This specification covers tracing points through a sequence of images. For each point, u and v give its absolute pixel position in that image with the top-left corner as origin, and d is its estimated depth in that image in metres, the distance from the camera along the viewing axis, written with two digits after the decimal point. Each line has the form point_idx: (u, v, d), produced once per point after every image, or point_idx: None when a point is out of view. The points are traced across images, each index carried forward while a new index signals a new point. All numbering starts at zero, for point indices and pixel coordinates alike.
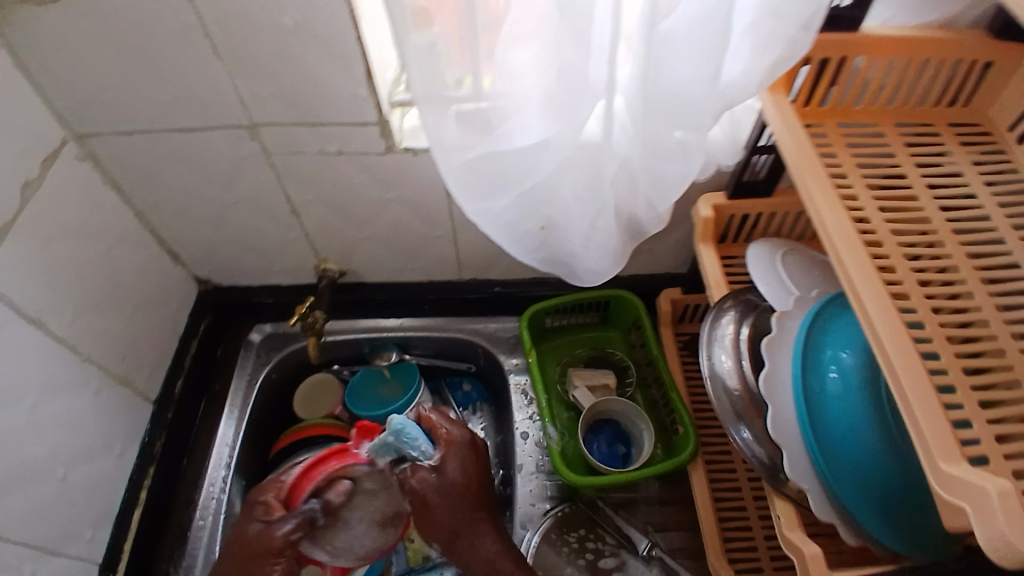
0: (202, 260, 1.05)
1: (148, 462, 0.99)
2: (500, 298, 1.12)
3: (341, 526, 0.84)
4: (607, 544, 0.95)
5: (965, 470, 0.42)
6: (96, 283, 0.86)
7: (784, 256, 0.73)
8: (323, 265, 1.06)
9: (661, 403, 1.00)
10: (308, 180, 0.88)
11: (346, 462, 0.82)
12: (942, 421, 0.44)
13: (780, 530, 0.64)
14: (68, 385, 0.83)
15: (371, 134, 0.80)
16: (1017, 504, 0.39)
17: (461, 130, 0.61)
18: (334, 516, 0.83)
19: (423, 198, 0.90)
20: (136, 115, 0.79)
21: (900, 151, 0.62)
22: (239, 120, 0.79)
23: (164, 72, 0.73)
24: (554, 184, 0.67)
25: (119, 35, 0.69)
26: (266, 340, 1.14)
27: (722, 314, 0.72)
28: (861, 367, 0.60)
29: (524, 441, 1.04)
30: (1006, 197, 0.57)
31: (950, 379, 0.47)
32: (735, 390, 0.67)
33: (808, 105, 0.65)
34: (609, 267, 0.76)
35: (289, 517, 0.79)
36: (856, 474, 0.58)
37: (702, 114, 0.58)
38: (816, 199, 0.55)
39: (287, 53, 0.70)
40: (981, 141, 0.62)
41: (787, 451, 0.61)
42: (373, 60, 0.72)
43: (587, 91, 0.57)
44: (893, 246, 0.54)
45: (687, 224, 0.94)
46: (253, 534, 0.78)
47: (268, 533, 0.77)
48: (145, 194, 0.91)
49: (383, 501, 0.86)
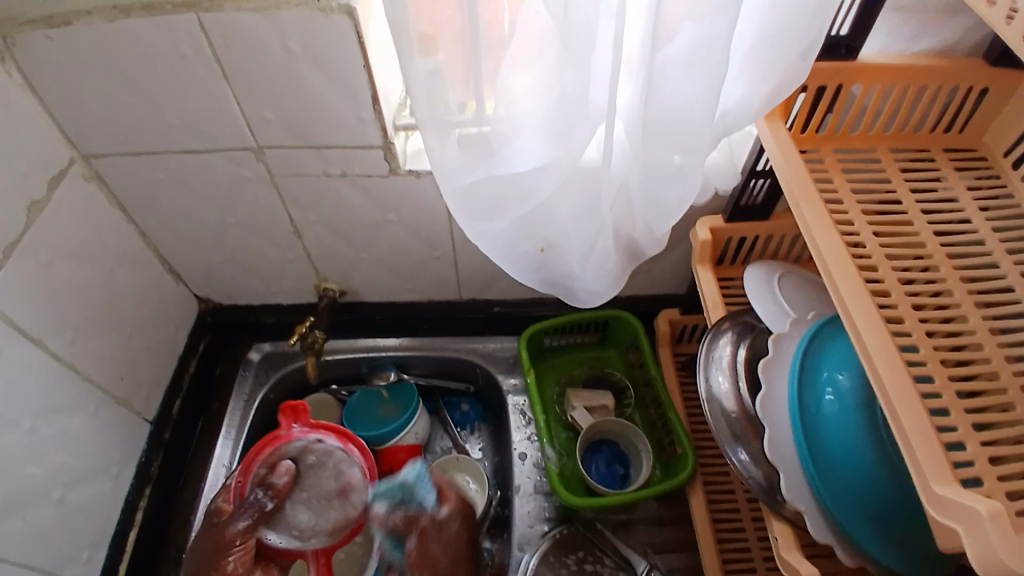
0: (203, 279, 1.06)
1: (144, 483, 0.98)
2: (499, 318, 1.12)
3: (298, 506, 0.81)
4: (605, 566, 0.95)
5: (958, 491, 0.42)
6: (96, 302, 0.87)
7: (781, 278, 0.74)
8: (323, 284, 1.06)
9: (659, 424, 1.00)
10: (310, 201, 0.89)
11: (278, 445, 0.85)
12: (937, 444, 0.44)
13: (778, 552, 0.64)
14: (66, 404, 0.82)
15: (375, 157, 0.82)
16: (1008, 525, 0.39)
17: (463, 155, 0.63)
18: (285, 499, 0.81)
19: (424, 220, 0.92)
20: (142, 136, 0.80)
21: (893, 176, 0.63)
22: (245, 142, 0.81)
23: (173, 95, 0.74)
24: (553, 205, 0.68)
25: (130, 59, 0.70)
26: (265, 359, 1.14)
27: (719, 335, 0.73)
28: (858, 388, 0.60)
29: (523, 461, 1.04)
30: (1000, 223, 0.59)
31: (943, 401, 0.48)
32: (732, 411, 0.68)
33: (806, 131, 0.66)
34: (608, 288, 0.76)
35: (238, 511, 0.78)
36: (855, 494, 0.58)
37: (699, 139, 0.59)
38: (812, 224, 0.56)
39: (294, 78, 0.72)
40: (975, 167, 0.64)
41: (785, 473, 0.61)
42: (378, 85, 0.73)
43: (587, 115, 0.59)
44: (887, 270, 0.55)
45: (684, 245, 0.96)
46: (206, 536, 0.77)
47: (220, 528, 0.76)
48: (148, 214, 0.92)
49: (331, 471, 0.85)
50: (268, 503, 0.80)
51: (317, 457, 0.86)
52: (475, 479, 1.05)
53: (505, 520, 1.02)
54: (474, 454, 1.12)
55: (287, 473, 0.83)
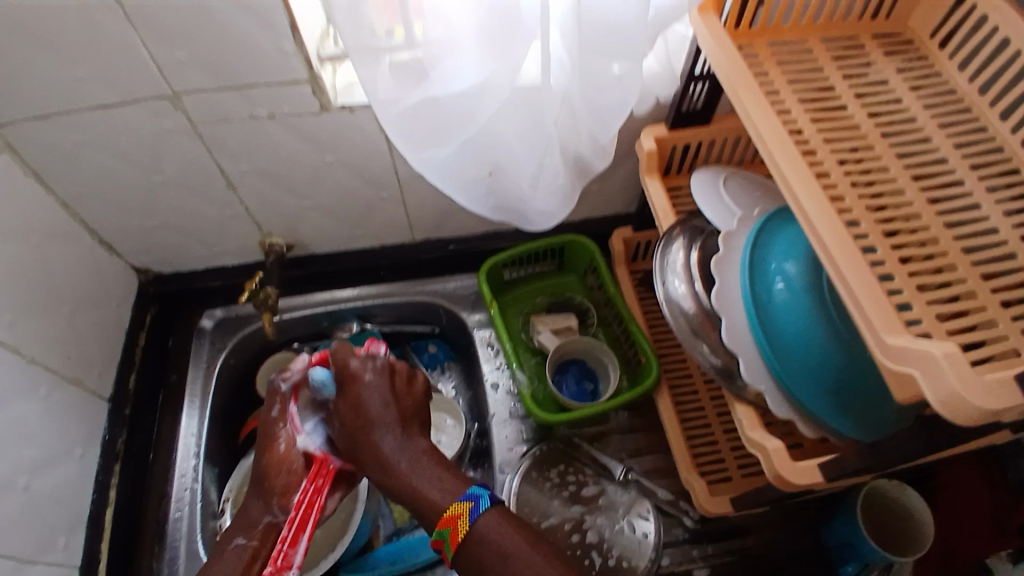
0: (139, 249, 1.00)
1: (113, 460, 0.95)
2: (455, 256, 1.12)
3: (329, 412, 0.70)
4: (587, 475, 0.99)
5: (909, 340, 0.45)
6: (28, 282, 0.81)
7: (726, 180, 0.76)
8: (268, 240, 1.03)
9: (622, 337, 1.03)
10: (238, 151, 0.85)
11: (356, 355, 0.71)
12: (886, 303, 0.47)
13: (744, 434, 0.67)
14: (16, 387, 0.78)
15: (304, 93, 0.78)
16: (962, 364, 0.42)
17: (397, 80, 0.61)
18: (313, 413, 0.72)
19: (364, 160, 0.89)
20: (46, 97, 0.73)
21: (827, 64, 0.64)
22: (161, 90, 0.75)
23: (73, 47, 0.68)
24: (496, 126, 0.66)
25: (19, 4, 0.63)
26: (219, 325, 1.11)
27: (672, 241, 0.75)
28: (804, 274, 0.63)
29: (496, 390, 1.06)
30: (930, 100, 0.61)
31: (888, 269, 0.50)
32: (690, 309, 0.70)
33: (740, 27, 0.66)
34: (559, 208, 0.77)
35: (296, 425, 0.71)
36: (809, 371, 0.62)
37: (633, 42, 0.59)
38: (753, 111, 0.57)
39: (202, 11, 0.67)
40: (905, 49, 0.66)
41: (744, 359, 0.65)
42: (297, 14, 0.69)
43: (521, 26, 0.57)
44: (826, 153, 0.57)
45: (630, 161, 0.97)
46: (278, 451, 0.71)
47: (269, 434, 0.72)
48: (69, 182, 0.85)
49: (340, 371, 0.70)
50: (282, 385, 0.73)
51: (379, 383, 0.68)
52: (452, 416, 1.05)
53: (485, 449, 1.05)
54: (448, 393, 1.13)
55: (393, 405, 0.67)
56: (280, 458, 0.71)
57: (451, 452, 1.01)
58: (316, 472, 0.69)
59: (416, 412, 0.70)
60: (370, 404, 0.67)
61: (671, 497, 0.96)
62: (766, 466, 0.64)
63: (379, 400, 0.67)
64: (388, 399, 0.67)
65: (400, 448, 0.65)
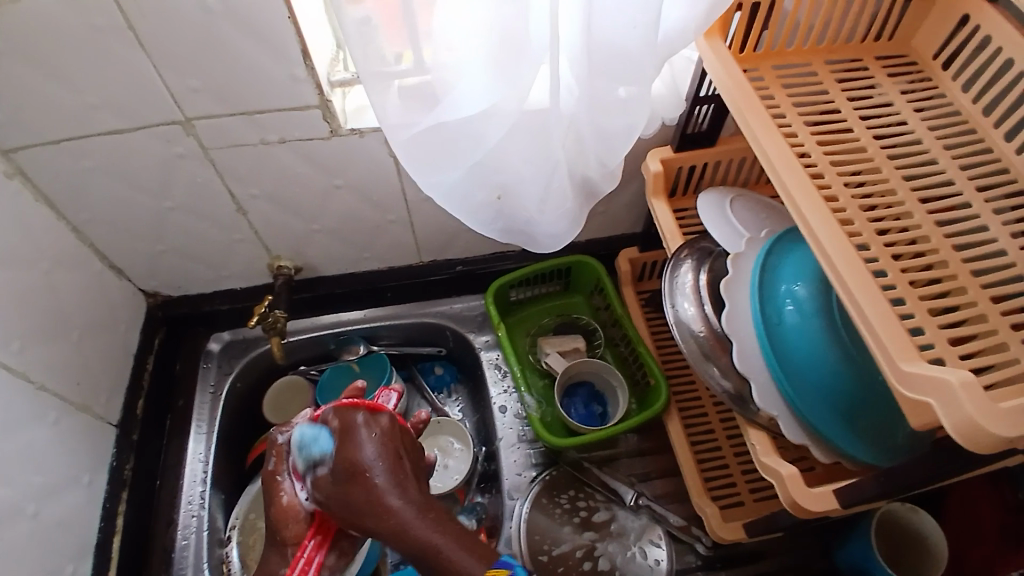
0: (147, 272, 1.01)
1: (120, 487, 0.94)
2: (461, 278, 1.12)
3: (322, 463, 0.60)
4: (596, 501, 0.97)
5: (924, 367, 0.44)
6: (38, 308, 0.82)
7: (733, 202, 0.75)
8: (277, 263, 1.03)
9: (630, 358, 1.02)
10: (248, 175, 0.86)
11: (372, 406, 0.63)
12: (898, 327, 0.47)
13: (758, 459, 0.66)
14: (23, 415, 0.78)
15: (314, 118, 0.78)
16: (978, 391, 0.41)
17: (406, 104, 0.61)
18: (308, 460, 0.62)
19: (372, 183, 0.89)
20: (59, 123, 0.74)
21: (831, 87, 0.65)
22: (173, 115, 0.76)
23: (86, 74, 0.69)
24: (504, 151, 0.66)
25: (35, 34, 0.64)
26: (225, 349, 1.10)
27: (680, 263, 0.74)
28: (814, 296, 0.62)
29: (503, 414, 1.05)
30: (935, 121, 0.61)
31: (899, 292, 0.50)
32: (700, 331, 0.69)
33: (744, 51, 0.66)
34: (566, 230, 0.77)
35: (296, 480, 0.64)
36: (821, 394, 0.61)
37: (640, 69, 0.59)
38: (760, 135, 0.58)
39: (213, 39, 0.68)
40: (909, 71, 0.66)
41: (755, 382, 0.63)
42: (308, 40, 0.70)
43: (530, 52, 0.58)
44: (834, 176, 0.57)
45: (636, 182, 0.97)
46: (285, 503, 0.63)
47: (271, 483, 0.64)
48: (80, 207, 0.86)
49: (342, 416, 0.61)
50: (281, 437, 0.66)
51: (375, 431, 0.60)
52: (459, 440, 1.05)
53: (493, 474, 1.04)
54: (455, 416, 1.12)
55: (393, 454, 0.60)
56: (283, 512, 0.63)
57: (458, 478, 1.00)
58: (316, 529, 0.62)
59: (422, 469, 0.63)
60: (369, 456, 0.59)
61: (683, 523, 0.93)
62: (781, 492, 0.62)
63: (377, 451, 0.59)
64: (387, 448, 0.60)
65: (414, 509, 0.57)
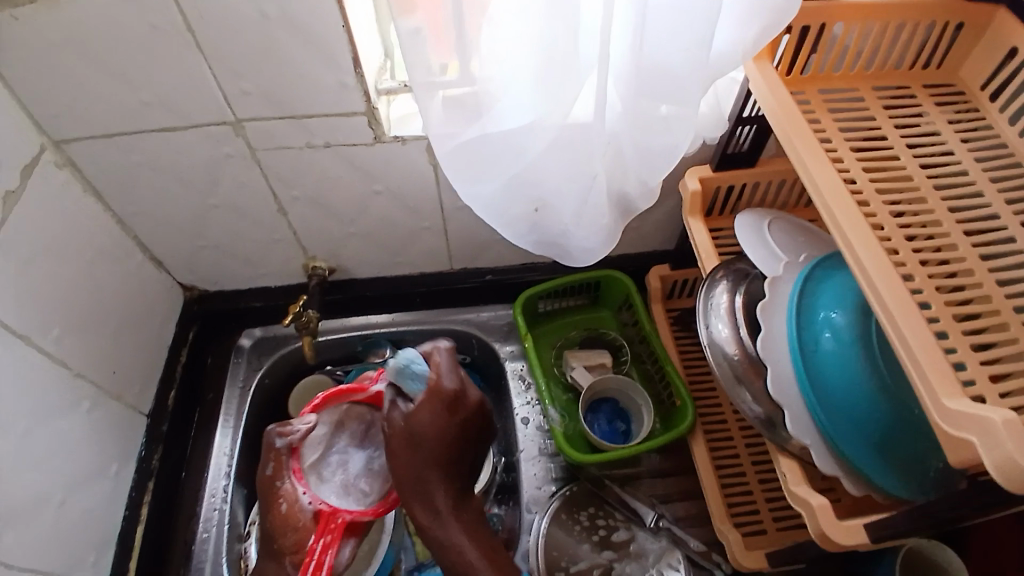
0: (186, 265, 1.03)
1: (147, 478, 0.97)
2: (491, 287, 1.13)
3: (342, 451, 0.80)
4: (617, 520, 0.96)
5: (968, 404, 0.43)
6: (80, 297, 0.84)
7: (771, 224, 0.75)
8: (312, 264, 1.05)
9: (656, 377, 1.01)
10: (292, 177, 0.88)
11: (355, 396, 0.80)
12: (940, 361, 0.46)
13: (788, 488, 0.65)
14: (57, 401, 0.80)
15: (359, 125, 0.80)
16: (1023, 433, 0.40)
17: (449, 115, 0.62)
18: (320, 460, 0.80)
19: (410, 190, 0.91)
20: (113, 120, 0.77)
21: (877, 114, 0.64)
22: (222, 117, 0.78)
23: (142, 73, 0.72)
24: (544, 165, 0.67)
25: (98, 34, 0.67)
26: (256, 345, 1.12)
27: (715, 284, 0.73)
28: (852, 324, 0.61)
29: (525, 425, 1.05)
30: (983, 153, 0.60)
31: (941, 324, 0.49)
32: (734, 354, 0.68)
33: (791, 73, 0.66)
34: (601, 245, 0.76)
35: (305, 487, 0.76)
36: (855, 424, 0.60)
37: (688, 90, 0.59)
38: (805, 157, 0.57)
39: (266, 47, 0.70)
40: (956, 101, 0.65)
41: (789, 410, 0.62)
42: (358, 49, 0.71)
43: (577, 69, 0.58)
44: (879, 204, 0.56)
45: (672, 200, 0.96)
46: (284, 512, 0.75)
47: (270, 487, 0.76)
48: (127, 200, 0.89)
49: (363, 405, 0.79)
50: (278, 441, 0.77)
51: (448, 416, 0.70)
52: None
53: (511, 484, 1.03)
54: None
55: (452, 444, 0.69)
56: (284, 519, 0.75)
57: (475, 486, 0.99)
58: (324, 528, 0.73)
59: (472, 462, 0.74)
60: (434, 435, 0.68)
61: (704, 548, 0.92)
62: (810, 522, 0.61)
63: (441, 436, 0.69)
64: (451, 438, 0.69)
65: (446, 490, 0.69)
